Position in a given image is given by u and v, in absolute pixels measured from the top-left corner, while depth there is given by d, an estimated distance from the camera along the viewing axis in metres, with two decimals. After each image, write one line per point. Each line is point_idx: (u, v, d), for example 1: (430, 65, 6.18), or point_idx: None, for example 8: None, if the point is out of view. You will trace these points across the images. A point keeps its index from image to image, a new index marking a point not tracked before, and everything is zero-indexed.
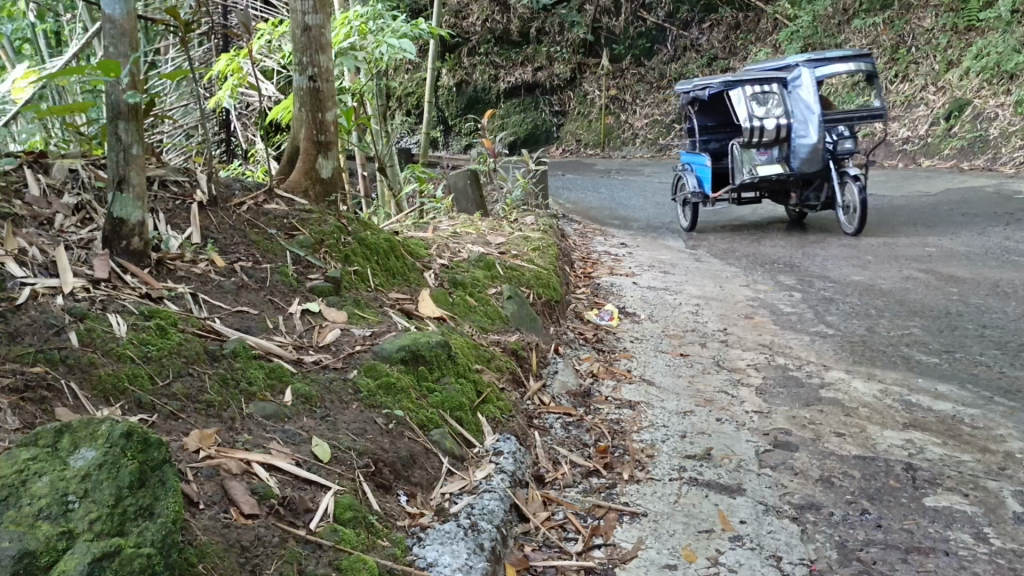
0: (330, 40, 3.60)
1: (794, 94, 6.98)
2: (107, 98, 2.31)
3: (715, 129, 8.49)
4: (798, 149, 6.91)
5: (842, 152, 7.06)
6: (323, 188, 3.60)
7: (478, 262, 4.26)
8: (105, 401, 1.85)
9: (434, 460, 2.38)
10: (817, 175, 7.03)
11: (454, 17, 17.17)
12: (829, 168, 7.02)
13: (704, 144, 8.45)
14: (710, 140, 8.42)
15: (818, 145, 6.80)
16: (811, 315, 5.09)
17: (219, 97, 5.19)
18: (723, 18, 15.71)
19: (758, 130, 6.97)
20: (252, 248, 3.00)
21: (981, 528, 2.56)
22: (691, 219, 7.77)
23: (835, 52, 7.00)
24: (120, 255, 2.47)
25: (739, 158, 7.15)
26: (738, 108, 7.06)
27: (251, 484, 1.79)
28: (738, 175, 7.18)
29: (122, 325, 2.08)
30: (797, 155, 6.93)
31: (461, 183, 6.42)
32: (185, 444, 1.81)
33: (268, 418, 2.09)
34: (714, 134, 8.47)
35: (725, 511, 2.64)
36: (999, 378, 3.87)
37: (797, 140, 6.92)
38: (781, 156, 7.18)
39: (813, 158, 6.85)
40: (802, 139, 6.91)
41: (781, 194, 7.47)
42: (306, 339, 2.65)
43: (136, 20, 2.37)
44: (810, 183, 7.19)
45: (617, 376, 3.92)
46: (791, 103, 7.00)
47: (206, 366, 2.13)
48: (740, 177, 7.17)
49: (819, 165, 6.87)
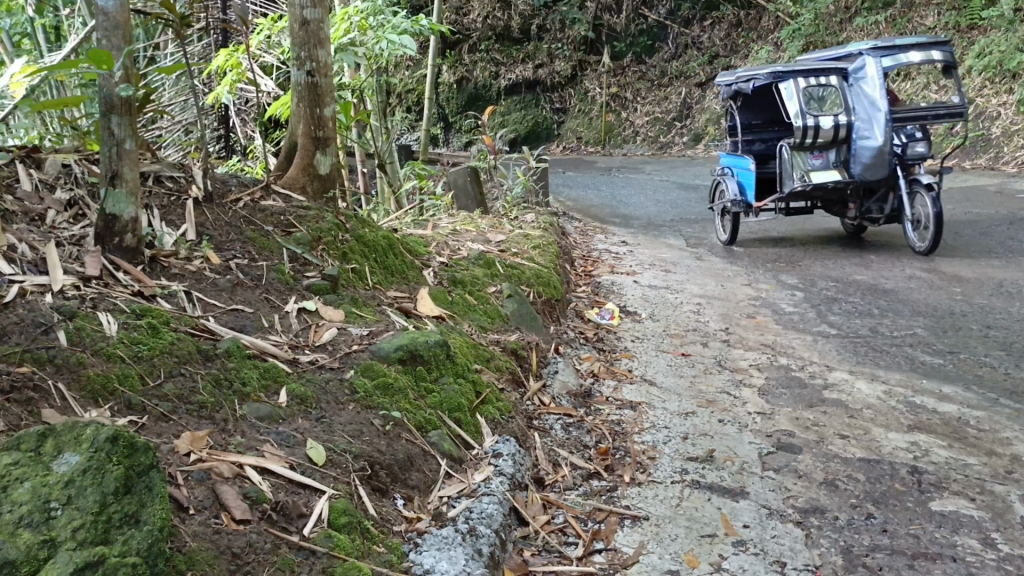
0: (328, 35, 3.55)
1: (855, 88, 6.25)
2: (99, 92, 2.27)
3: (762, 127, 7.54)
4: (861, 152, 6.15)
5: (914, 157, 6.17)
6: (321, 184, 3.55)
7: (477, 260, 4.21)
8: (94, 403, 1.81)
9: (431, 463, 2.33)
10: (881, 183, 6.25)
11: (455, 13, 17.09)
12: (897, 174, 6.16)
13: (749, 144, 7.48)
14: (755, 139, 7.49)
15: (884, 147, 6.05)
16: (813, 314, 5.04)
17: (218, 93, 5.16)
18: (725, 16, 15.67)
19: (813, 129, 6.23)
20: (248, 245, 2.95)
21: (988, 533, 2.51)
22: (730, 233, 6.89)
23: (906, 38, 6.21)
24: (113, 252, 2.43)
25: (790, 162, 6.39)
26: (789, 104, 6.31)
27: (243, 488, 1.74)
28: (788, 181, 6.41)
29: (113, 323, 2.03)
30: (859, 160, 6.17)
31: (461, 180, 6.34)
32: (175, 446, 1.77)
33: (262, 420, 2.04)
34: (759, 133, 7.50)
35: (728, 515, 2.59)
36: (1004, 379, 3.83)
37: (860, 141, 6.18)
38: (837, 161, 6.43)
39: (878, 163, 6.09)
40: (865, 140, 6.16)
41: (836, 205, 6.62)
42: (302, 338, 2.59)
43: (129, 12, 2.32)
44: (872, 193, 6.38)
45: (618, 376, 3.87)
46: (851, 98, 6.26)
47: (199, 366, 2.08)
48: (791, 183, 6.38)
49: (885, 171, 6.10)
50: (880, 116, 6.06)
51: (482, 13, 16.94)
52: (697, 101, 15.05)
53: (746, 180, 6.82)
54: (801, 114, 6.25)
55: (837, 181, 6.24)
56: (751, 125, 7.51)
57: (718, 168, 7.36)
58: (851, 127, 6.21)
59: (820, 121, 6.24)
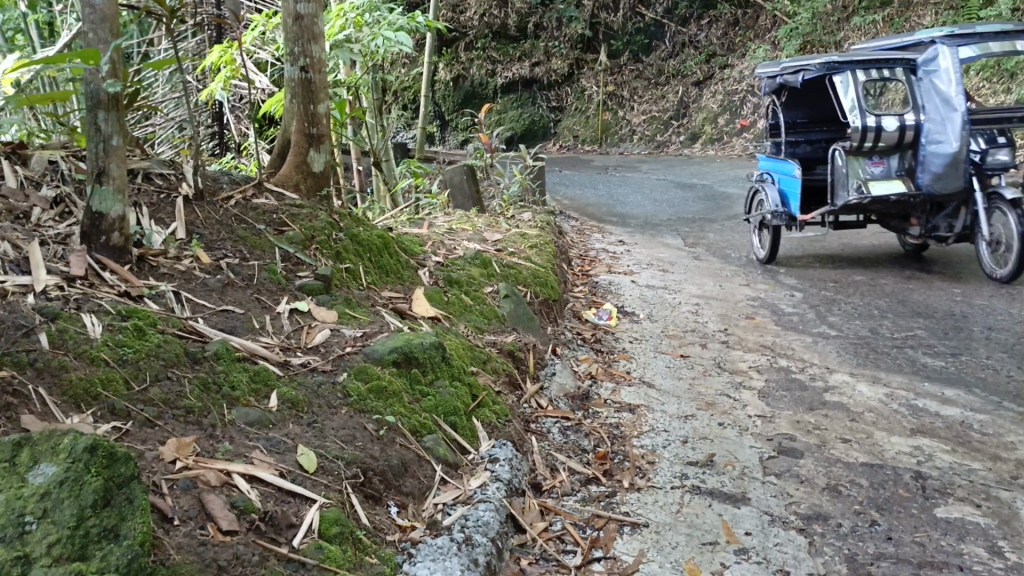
0: (323, 30, 3.48)
1: (923, 84, 5.52)
2: (86, 87, 2.20)
3: (807, 126, 6.92)
4: (930, 159, 5.38)
5: (994, 166, 5.38)
6: (315, 181, 3.50)
7: (473, 260, 4.15)
8: (76, 408, 1.74)
9: (426, 468, 2.27)
10: (953, 197, 5.46)
11: (452, 11, 17.02)
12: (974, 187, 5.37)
13: (793, 145, 6.88)
14: (800, 140, 6.88)
15: (960, 154, 5.26)
16: (813, 315, 4.98)
17: (211, 89, 5.10)
18: (722, 14, 15.62)
19: (873, 131, 5.52)
20: (239, 244, 2.89)
21: (995, 541, 2.46)
22: (769, 248, 6.18)
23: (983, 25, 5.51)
24: (99, 251, 2.36)
25: (845, 169, 5.64)
26: (846, 99, 5.61)
27: (230, 498, 1.68)
28: (843, 191, 5.65)
29: (97, 325, 1.97)
30: (928, 168, 5.41)
31: (457, 178, 6.27)
32: (160, 454, 1.71)
33: (251, 425, 1.98)
34: (805, 133, 6.90)
35: (729, 522, 2.54)
36: (1007, 383, 3.77)
37: (929, 146, 5.41)
38: (900, 169, 5.67)
39: (951, 173, 5.31)
40: (937, 144, 5.38)
41: (895, 219, 5.88)
42: (294, 340, 2.53)
43: (118, 5, 2.25)
44: (941, 208, 5.62)
45: (616, 379, 3.81)
46: (919, 97, 5.54)
47: (187, 369, 2.02)
48: (846, 195, 5.63)
49: (959, 182, 5.31)
50: (954, 117, 5.30)
51: (478, 11, 16.71)
52: (693, 100, 15.00)
53: (790, 189, 6.10)
54: (860, 112, 5.56)
55: (901, 193, 5.47)
56: (796, 124, 6.90)
57: (756, 172, 6.61)
58: (919, 129, 5.48)
59: (882, 122, 5.53)
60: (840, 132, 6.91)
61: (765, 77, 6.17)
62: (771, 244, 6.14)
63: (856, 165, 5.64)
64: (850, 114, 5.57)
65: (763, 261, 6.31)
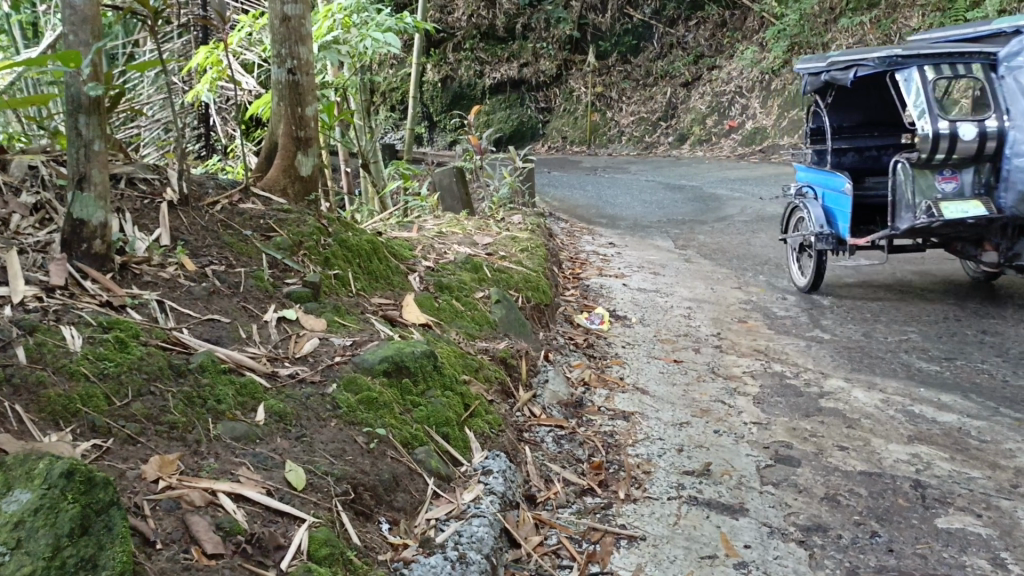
0: (310, 31, 3.41)
1: (1006, 83, 4.51)
2: (66, 90, 2.13)
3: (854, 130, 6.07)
4: (1015, 176, 4.34)
5: None
6: (303, 186, 3.44)
7: (464, 265, 4.09)
8: (55, 425, 1.68)
9: (418, 482, 2.21)
10: None
11: (440, 11, 16.96)
12: None
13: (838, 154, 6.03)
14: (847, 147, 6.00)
15: None
16: (806, 319, 4.95)
17: (197, 90, 5.03)
18: (710, 16, 15.63)
19: (947, 139, 4.47)
20: (225, 251, 2.82)
21: (997, 553, 2.42)
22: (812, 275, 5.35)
23: None
24: (80, 259, 2.28)
25: (909, 185, 4.60)
26: (911, 101, 4.61)
27: (216, 519, 1.62)
28: (907, 213, 4.61)
29: (77, 338, 1.90)
30: (1013, 186, 4.36)
31: (447, 180, 6.21)
32: (143, 473, 1.65)
33: (238, 440, 1.91)
34: (852, 138, 6.02)
35: (728, 534, 2.49)
36: (1004, 388, 3.74)
37: (1016, 159, 4.36)
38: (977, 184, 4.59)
39: None
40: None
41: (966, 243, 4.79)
42: (281, 350, 2.46)
43: (99, 5, 2.19)
44: None
45: (610, 385, 3.76)
46: (1001, 98, 4.51)
47: (171, 383, 1.95)
48: (910, 217, 4.58)
49: None
50: None
51: (466, 11, 16.74)
52: (682, 101, 14.98)
53: (837, 205, 5.25)
54: (930, 116, 4.51)
55: (980, 216, 4.41)
56: (841, 128, 6.07)
57: (799, 188, 5.77)
58: (1002, 137, 4.42)
59: (958, 127, 4.47)
60: (896, 137, 6.01)
61: (808, 73, 5.39)
62: (815, 270, 5.27)
63: (923, 181, 4.57)
64: (917, 119, 4.56)
65: (806, 290, 5.44)
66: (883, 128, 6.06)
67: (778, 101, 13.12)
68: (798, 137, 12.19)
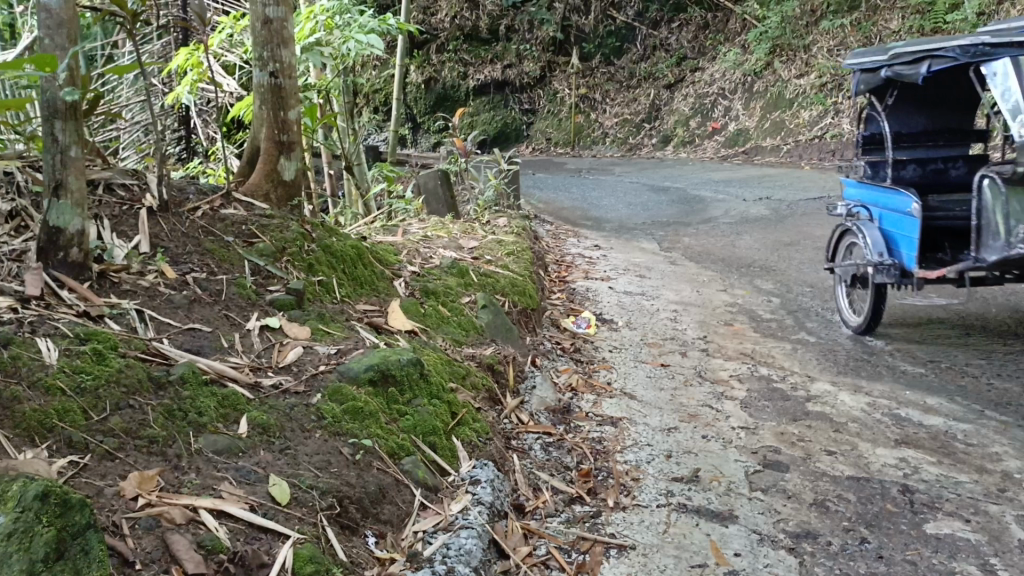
0: (293, 34, 3.37)
1: None
2: (42, 94, 2.08)
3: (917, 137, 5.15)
4: None
5: None
6: (286, 190, 3.39)
7: (450, 270, 4.06)
8: (30, 441, 1.63)
9: (405, 493, 2.18)
10: None
11: (423, 13, 16.92)
12: None
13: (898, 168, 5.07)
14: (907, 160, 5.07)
15: None
16: (792, 321, 4.94)
17: (177, 93, 4.98)
18: (693, 18, 15.69)
19: None
20: (207, 258, 2.77)
21: (987, 559, 2.41)
22: (866, 314, 4.48)
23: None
24: (57, 268, 2.24)
25: (1000, 208, 3.72)
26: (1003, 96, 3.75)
27: (197, 537, 1.58)
28: (995, 241, 3.75)
29: (54, 351, 1.86)
30: None
31: (431, 183, 6.17)
32: (121, 490, 1.61)
33: (220, 454, 1.87)
34: (912, 149, 5.13)
35: (718, 542, 2.47)
36: (989, 391, 3.73)
37: None
38: None
39: None
40: None
41: None
42: (264, 360, 2.41)
43: (76, 9, 2.12)
44: None
45: (597, 390, 3.73)
46: None
47: (150, 396, 1.90)
48: (997, 246, 3.73)
49: None
50: None
51: (450, 13, 16.74)
52: (665, 103, 15.02)
53: (897, 229, 4.36)
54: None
55: None
56: (900, 136, 5.13)
57: (848, 207, 4.89)
58: None
59: None
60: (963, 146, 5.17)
61: (861, 68, 4.57)
62: (870, 306, 4.42)
63: (1016, 203, 3.67)
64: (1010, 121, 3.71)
65: (857, 330, 4.59)
66: (948, 135, 5.16)
67: (760, 102, 13.18)
68: (781, 139, 12.24)
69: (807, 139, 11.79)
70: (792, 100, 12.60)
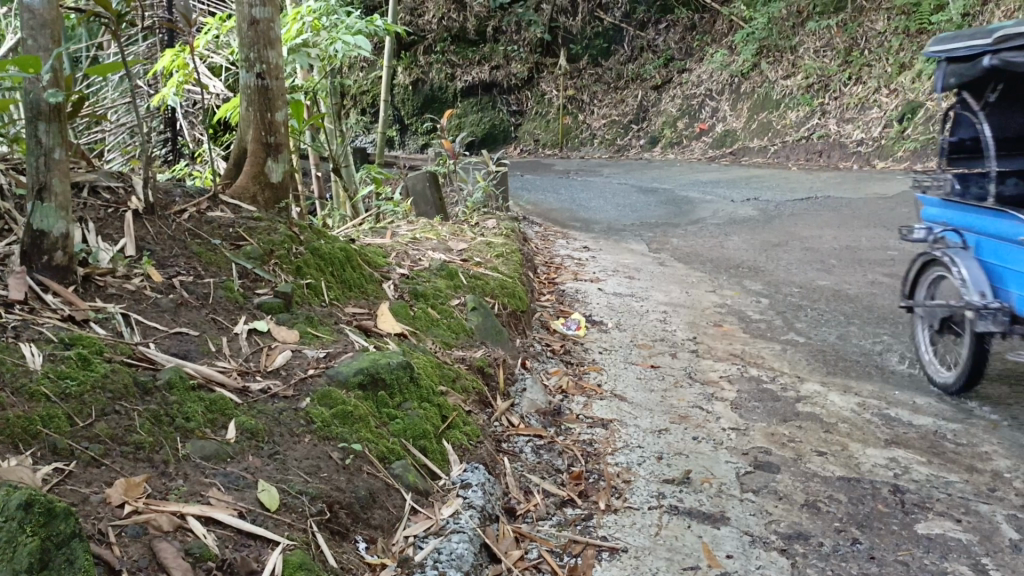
0: (279, 35, 3.35)
1: None
2: (25, 96, 2.05)
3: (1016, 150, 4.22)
4: None
5: None
6: (273, 192, 3.37)
7: (439, 272, 4.04)
8: (14, 449, 1.60)
9: (395, 498, 2.16)
10: None
11: (410, 14, 16.88)
12: None
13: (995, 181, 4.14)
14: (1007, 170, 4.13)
15: None
16: (781, 322, 4.94)
17: (163, 95, 4.94)
18: (679, 19, 15.75)
19: None
20: (193, 261, 2.74)
21: (978, 559, 2.42)
22: (963, 370, 3.57)
23: None
24: (40, 272, 2.21)
25: None
26: None
27: (184, 544, 1.56)
28: None
29: (38, 356, 1.83)
30: None
31: (420, 185, 6.14)
32: (107, 497, 1.58)
33: (207, 459, 1.85)
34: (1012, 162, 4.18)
35: (710, 544, 2.46)
36: (978, 390, 3.74)
37: None
38: None
39: None
40: None
41: None
42: (252, 363, 2.39)
43: (60, 10, 2.10)
44: None
45: (587, 392, 3.72)
46: None
47: (136, 401, 1.88)
48: None
49: None
50: None
51: (437, 14, 16.72)
52: (653, 104, 15.04)
53: (1000, 265, 3.48)
54: None
55: None
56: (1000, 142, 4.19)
57: (932, 231, 3.96)
58: None
59: None
60: None
61: (950, 56, 3.88)
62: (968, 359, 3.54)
63: None
64: None
65: (945, 387, 3.70)
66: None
67: (747, 103, 13.23)
68: (768, 139, 12.27)
69: (794, 139, 11.83)
70: (779, 101, 12.65)
